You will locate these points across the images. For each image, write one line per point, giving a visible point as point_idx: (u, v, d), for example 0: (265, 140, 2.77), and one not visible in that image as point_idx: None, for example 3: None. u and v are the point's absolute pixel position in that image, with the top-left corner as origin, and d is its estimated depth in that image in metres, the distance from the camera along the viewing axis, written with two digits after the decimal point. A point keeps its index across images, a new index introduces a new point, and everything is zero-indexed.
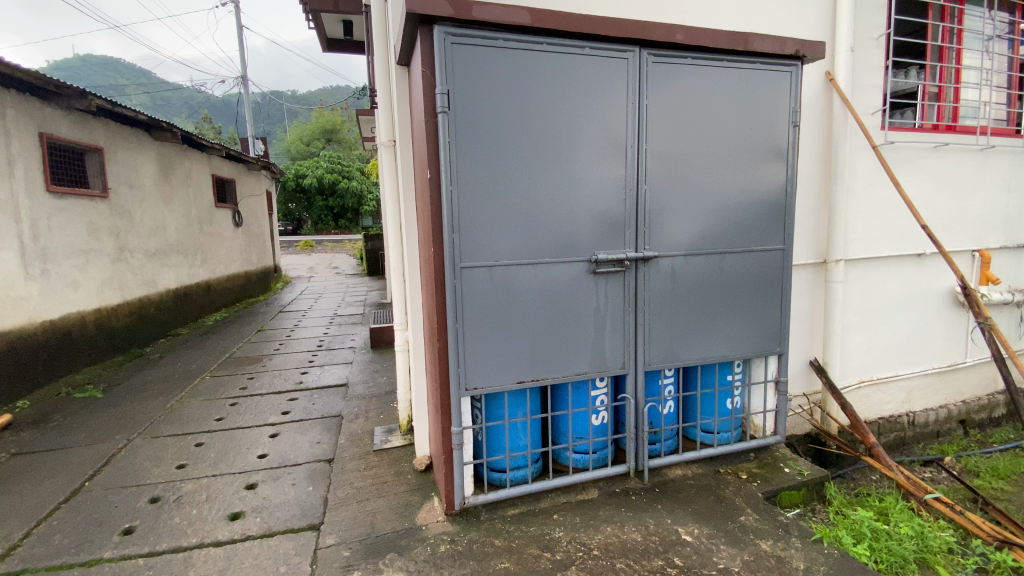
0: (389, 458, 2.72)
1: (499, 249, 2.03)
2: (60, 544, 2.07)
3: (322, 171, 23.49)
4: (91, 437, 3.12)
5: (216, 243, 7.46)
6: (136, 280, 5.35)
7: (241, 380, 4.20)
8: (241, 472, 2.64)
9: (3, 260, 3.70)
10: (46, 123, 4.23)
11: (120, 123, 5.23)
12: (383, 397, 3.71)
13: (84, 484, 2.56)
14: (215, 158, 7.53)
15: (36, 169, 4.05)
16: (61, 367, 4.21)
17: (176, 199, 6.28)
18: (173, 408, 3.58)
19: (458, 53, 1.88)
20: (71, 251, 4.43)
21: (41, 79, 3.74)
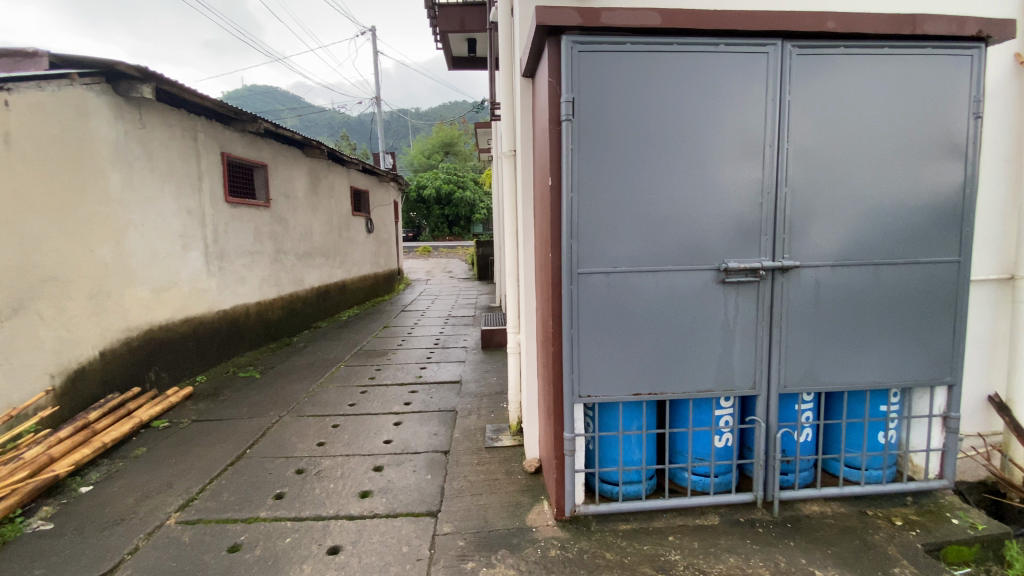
0: (500, 457, 2.79)
1: (619, 255, 1.99)
2: (227, 500, 2.43)
3: (441, 182, 25.06)
4: (251, 411, 3.63)
5: (352, 247, 8.32)
6: (288, 278, 6.15)
7: (370, 370, 4.62)
8: (370, 454, 2.89)
9: (193, 259, 4.48)
10: (227, 144, 5.03)
11: (282, 143, 6.06)
12: (493, 396, 3.83)
13: (246, 451, 2.99)
14: (353, 171, 8.40)
15: (218, 183, 4.84)
16: (230, 349, 4.96)
17: (322, 208, 7.12)
18: (315, 392, 4.04)
19: (584, 60, 1.89)
20: (242, 252, 5.21)
21: (224, 106, 4.46)
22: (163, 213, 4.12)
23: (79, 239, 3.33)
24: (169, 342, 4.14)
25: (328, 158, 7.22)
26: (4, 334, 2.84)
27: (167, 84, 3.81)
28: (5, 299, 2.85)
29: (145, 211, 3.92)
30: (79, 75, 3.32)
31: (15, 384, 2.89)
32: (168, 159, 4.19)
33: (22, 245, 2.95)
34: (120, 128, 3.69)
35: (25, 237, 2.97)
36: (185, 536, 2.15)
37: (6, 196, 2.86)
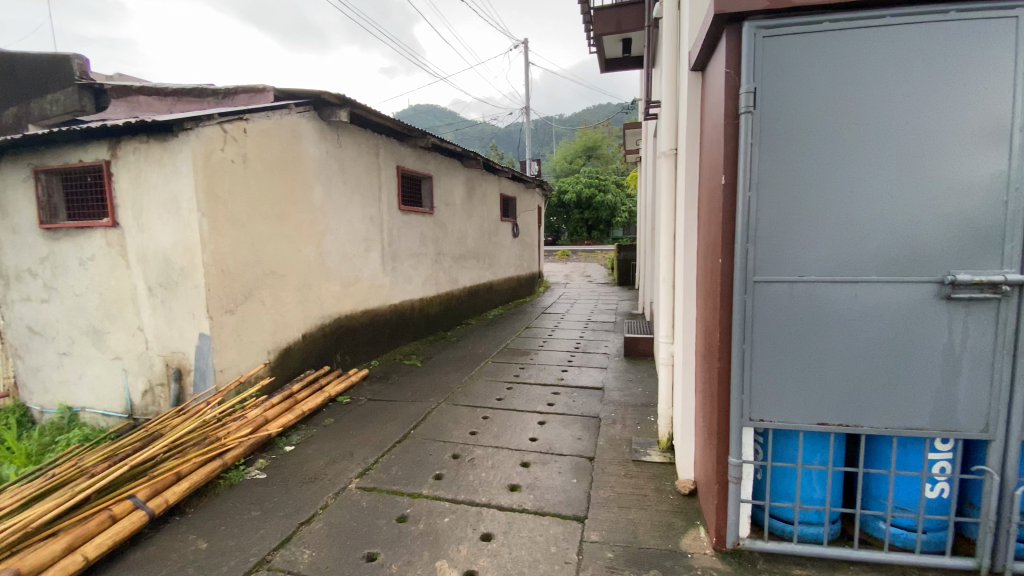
0: (649, 472, 2.67)
1: (806, 262, 1.76)
2: (395, 474, 2.71)
3: (582, 186, 25.01)
4: (413, 396, 4.02)
5: (500, 251, 8.73)
6: (445, 278, 6.68)
7: (514, 368, 4.79)
8: (517, 450, 2.99)
9: (372, 259, 5.11)
10: (402, 158, 5.64)
11: (445, 155, 6.62)
12: (639, 407, 3.69)
13: (410, 431, 3.31)
14: (504, 178, 8.82)
15: (393, 193, 5.45)
16: (396, 340, 5.56)
17: (475, 213, 7.60)
18: (466, 384, 4.32)
19: (769, 47, 1.71)
20: (409, 253, 5.80)
21: (400, 124, 5.01)
22: (351, 219, 4.77)
23: (292, 240, 4.03)
24: (350, 330, 4.78)
25: (483, 167, 7.68)
26: (240, 315, 3.54)
27: (359, 108, 4.40)
28: (240, 288, 3.56)
29: (338, 217, 4.58)
30: (296, 105, 4.01)
31: (245, 357, 3.60)
32: (357, 172, 4.85)
33: (253, 245, 3.65)
34: (322, 147, 4.36)
35: (254, 239, 3.66)
36: (363, 501, 2.45)
37: (244, 205, 3.57)
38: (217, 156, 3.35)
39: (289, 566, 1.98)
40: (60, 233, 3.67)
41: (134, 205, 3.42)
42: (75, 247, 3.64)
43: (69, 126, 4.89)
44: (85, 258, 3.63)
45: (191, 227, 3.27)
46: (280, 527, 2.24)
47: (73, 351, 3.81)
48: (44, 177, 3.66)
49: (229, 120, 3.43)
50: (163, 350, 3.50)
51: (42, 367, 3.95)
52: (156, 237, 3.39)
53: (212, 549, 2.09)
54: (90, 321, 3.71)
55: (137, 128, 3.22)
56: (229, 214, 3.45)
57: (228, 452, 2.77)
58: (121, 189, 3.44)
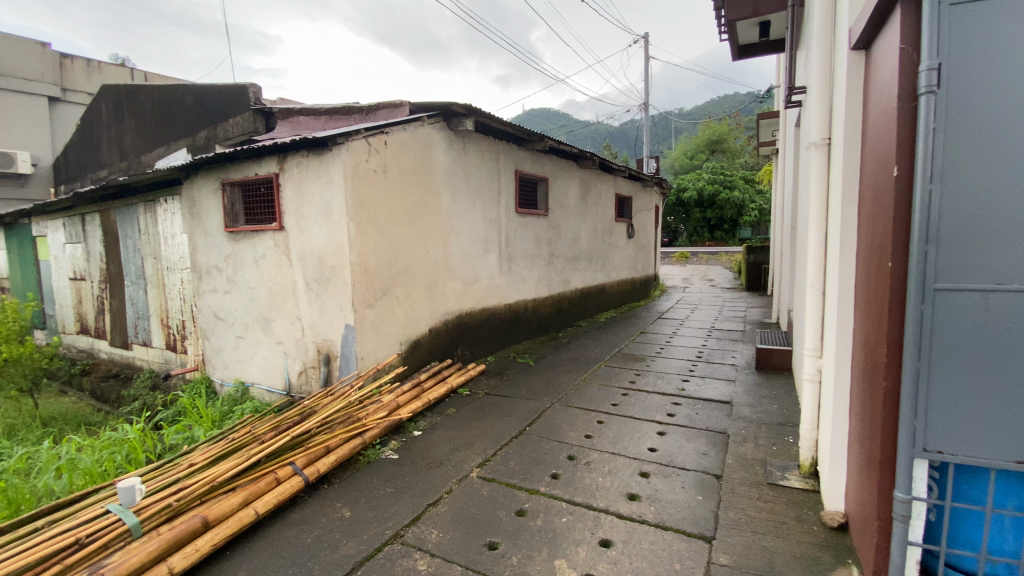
0: (787, 498, 2.42)
1: (1006, 268, 1.46)
2: (514, 468, 2.79)
3: (704, 183, 23.46)
4: (528, 394, 4.10)
5: (614, 252, 8.54)
6: (558, 279, 6.71)
7: (630, 374, 4.65)
8: (635, 458, 2.90)
9: (491, 260, 5.32)
10: (520, 162, 5.79)
11: (561, 157, 6.65)
12: (773, 426, 3.36)
13: (525, 428, 3.38)
14: (620, 178, 8.61)
15: (511, 196, 5.61)
16: (510, 338, 5.72)
17: (590, 214, 7.52)
18: (580, 387, 4.29)
19: (959, 13, 1.45)
20: (524, 255, 5.93)
21: (520, 129, 5.13)
22: (473, 222, 5.01)
23: (422, 242, 4.34)
24: (470, 326, 5.03)
25: (599, 167, 7.57)
26: (377, 309, 3.91)
27: (483, 116, 4.59)
28: (378, 285, 3.92)
29: (463, 220, 4.84)
30: (428, 116, 4.32)
31: (381, 347, 3.96)
32: (480, 176, 5.08)
33: (390, 246, 4.01)
34: (450, 155, 4.63)
35: (391, 241, 4.02)
36: (484, 491, 2.55)
37: (383, 210, 3.94)
38: (362, 167, 3.73)
39: (420, 542, 2.13)
40: (240, 235, 4.36)
41: (296, 211, 3.94)
42: (250, 247, 4.30)
43: (245, 145, 5.79)
44: (258, 256, 4.27)
45: (340, 231, 3.68)
46: (411, 505, 2.43)
47: (247, 335, 4.50)
48: (230, 188, 4.37)
49: (373, 133, 3.80)
50: (316, 338, 3.99)
51: (223, 347, 4.73)
52: (313, 238, 3.87)
53: (355, 518, 2.33)
54: (260, 310, 4.35)
55: (300, 144, 3.70)
56: (372, 218, 3.83)
57: (368, 432, 3.07)
58: (287, 198, 3.99)
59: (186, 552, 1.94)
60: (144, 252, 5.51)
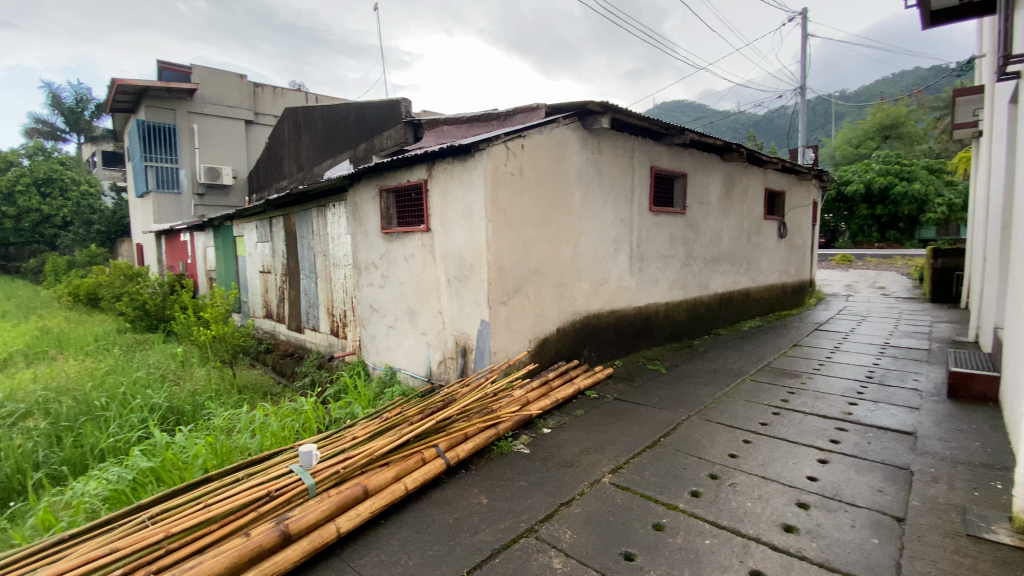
0: (997, 557, 1.97)
1: None
2: (649, 479, 2.68)
3: (875, 175, 20.18)
4: (662, 403, 3.91)
5: (761, 254, 7.76)
6: (696, 282, 6.30)
7: (782, 392, 4.18)
8: (791, 486, 2.60)
9: (624, 260, 5.18)
10: (657, 158, 5.54)
11: (702, 151, 6.22)
12: (976, 467, 2.76)
13: (660, 439, 3.23)
14: (770, 172, 7.78)
15: (646, 194, 5.40)
16: (642, 342, 5.53)
17: (733, 213, 6.92)
18: (722, 400, 3.97)
19: None
20: (659, 256, 5.67)
21: (658, 124, 4.90)
22: (606, 221, 4.93)
23: (554, 241, 4.39)
24: (599, 328, 4.96)
25: (745, 160, 6.93)
26: (510, 307, 4.04)
27: (620, 113, 4.47)
28: (512, 283, 4.05)
29: (594, 220, 4.79)
30: (564, 118, 4.34)
31: (513, 344, 4.09)
32: (615, 176, 4.98)
33: (524, 246, 4.12)
34: (584, 154, 4.61)
35: (525, 241, 4.13)
36: (618, 498, 2.49)
37: (518, 210, 4.05)
38: (500, 170, 3.88)
39: (555, 540, 2.15)
40: (393, 236, 4.81)
41: (441, 213, 4.23)
42: (401, 246, 4.74)
43: (397, 154, 6.39)
44: (407, 255, 4.68)
45: (479, 231, 3.87)
46: (545, 501, 2.47)
47: (396, 325, 4.98)
48: (386, 194, 4.86)
49: (511, 137, 3.93)
50: (454, 331, 4.26)
51: (376, 335, 5.29)
52: (455, 239, 4.12)
53: (492, 505, 2.44)
54: (407, 304, 4.77)
55: (445, 151, 3.95)
56: (508, 219, 3.97)
57: (502, 424, 3.18)
58: (433, 201, 4.30)
59: (350, 515, 2.13)
60: (315, 250, 6.39)
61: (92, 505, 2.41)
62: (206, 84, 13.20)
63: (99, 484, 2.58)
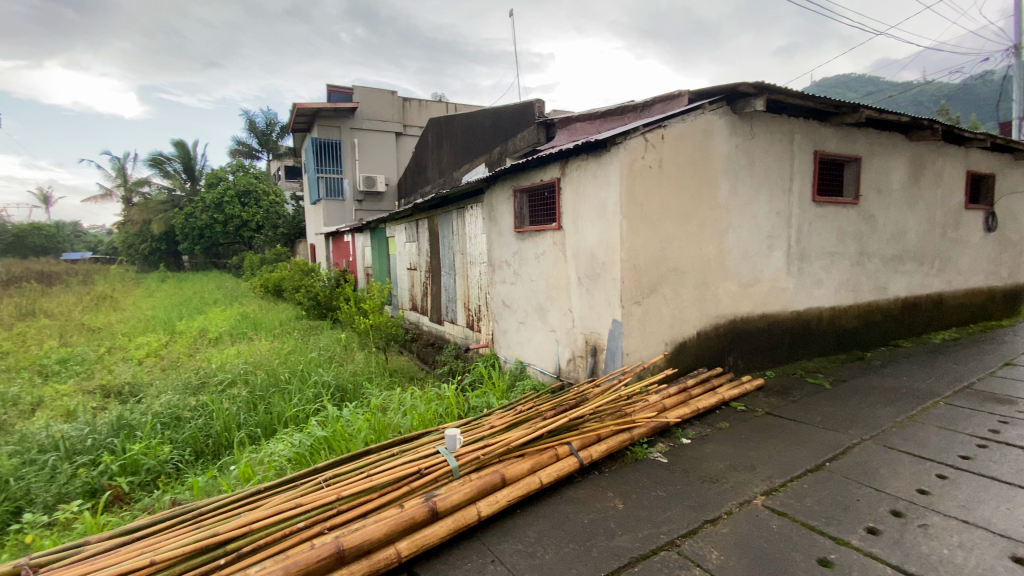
0: None
1: None
2: (812, 508, 2.35)
3: None
4: (825, 423, 3.42)
5: (959, 252, 6.40)
6: (869, 284, 5.41)
7: (992, 421, 3.39)
8: (1010, 539, 2.08)
9: (777, 258, 4.64)
10: (822, 141, 4.86)
11: (881, 130, 5.31)
12: None
13: (823, 463, 2.82)
14: (974, 151, 6.38)
15: (807, 183, 4.78)
16: (798, 352, 4.91)
17: (922, 202, 5.80)
18: (905, 425, 3.35)
19: None
20: (822, 253, 4.98)
21: (823, 102, 4.30)
22: (757, 215, 4.46)
23: (696, 237, 4.09)
24: (746, 333, 4.52)
25: (941, 138, 5.76)
26: (645, 307, 3.86)
27: (776, 93, 4.01)
28: (648, 282, 3.87)
29: (743, 214, 4.36)
30: (710, 103, 4.02)
31: (649, 346, 3.91)
32: (768, 165, 4.48)
33: (661, 243, 3.90)
34: (732, 142, 4.22)
35: (663, 237, 3.91)
36: (772, 523, 2.23)
37: (656, 205, 3.85)
38: (638, 164, 3.70)
39: (699, 558, 2.00)
40: (526, 235, 4.89)
41: (574, 211, 4.18)
42: (533, 245, 4.80)
43: (531, 154, 6.51)
44: (539, 253, 4.72)
45: (613, 228, 3.75)
46: (686, 516, 2.30)
47: (527, 322, 5.07)
48: (519, 194, 4.97)
49: (651, 129, 3.74)
50: (585, 330, 4.20)
51: (508, 330, 5.45)
52: (588, 236, 4.05)
53: (628, 512, 2.34)
54: (538, 301, 4.82)
55: (580, 147, 3.89)
56: (645, 215, 3.79)
57: (637, 429, 3.04)
58: (566, 199, 4.27)
59: (490, 501, 2.21)
60: (455, 249, 6.80)
61: (281, 463, 2.85)
62: (365, 103, 14.92)
63: (285, 446, 3.05)
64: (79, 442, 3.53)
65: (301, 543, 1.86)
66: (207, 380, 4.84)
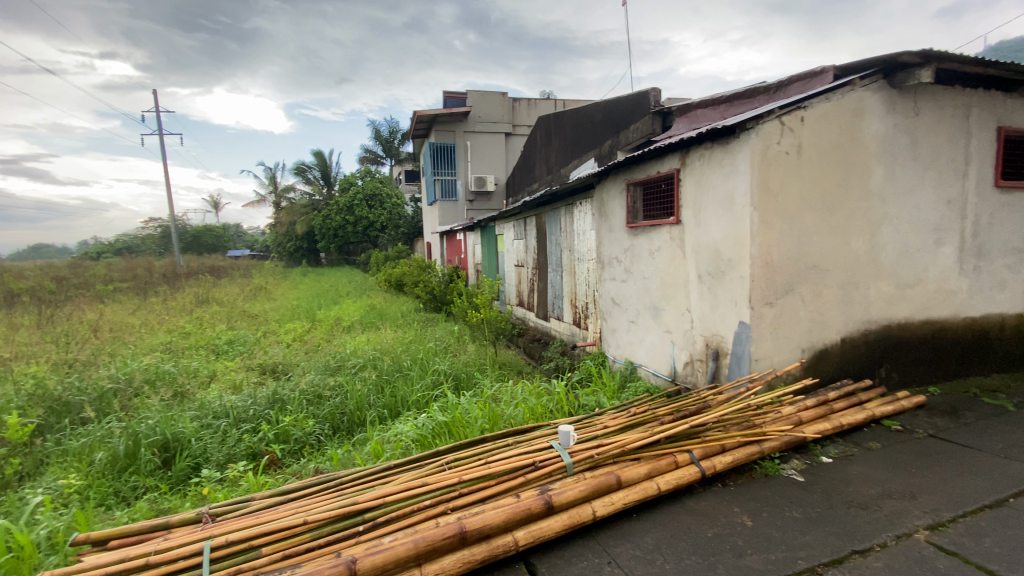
0: None
1: None
2: (993, 551, 1.97)
3: None
4: (1011, 452, 2.84)
5: None
6: None
7: None
8: None
9: (946, 255, 3.96)
10: (1009, 115, 4.04)
11: None
12: None
13: (1009, 499, 2.35)
14: None
15: (988, 165, 4.01)
16: (972, 366, 4.15)
17: None
18: None
19: None
20: (1008, 249, 4.14)
21: (1015, 66, 3.56)
22: (920, 204, 3.84)
23: (841, 232, 3.63)
24: (902, 341, 3.91)
25: None
26: (778, 308, 3.52)
27: (949, 60, 3.40)
28: (783, 281, 3.51)
29: (901, 204, 3.78)
30: (862, 78, 3.53)
31: (780, 351, 3.56)
32: (935, 145, 3.83)
33: (799, 238, 3.52)
34: (889, 122, 3.68)
35: (801, 231, 3.53)
36: (939, 563, 1.91)
37: (793, 196, 3.48)
38: (772, 151, 3.38)
39: None
40: (639, 230, 4.71)
41: (695, 204, 3.92)
42: (648, 240, 4.59)
43: (645, 147, 6.27)
44: (654, 249, 4.51)
45: (742, 222, 3.46)
46: (829, 543, 2.05)
47: (639, 320, 4.87)
48: (633, 188, 4.80)
49: (788, 111, 3.39)
50: (706, 331, 3.93)
51: (618, 329, 5.30)
52: (710, 230, 3.78)
53: (757, 531, 2.15)
54: (652, 300, 4.61)
55: (705, 136, 3.64)
56: (780, 207, 3.45)
57: (766, 442, 2.78)
58: (685, 191, 4.03)
59: (605, 502, 2.17)
60: (563, 245, 6.79)
61: (407, 443, 3.09)
62: (477, 106, 15.51)
63: (411, 427, 3.29)
64: (244, 411, 4.14)
65: (427, 520, 1.98)
66: (343, 363, 5.40)
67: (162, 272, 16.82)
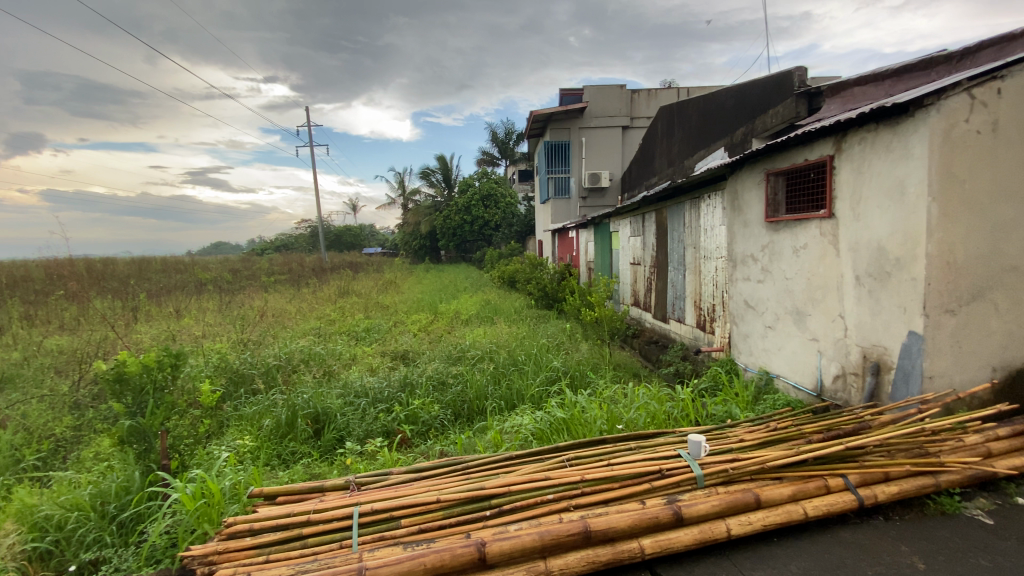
0: None
1: None
2: None
3: None
4: None
5: None
6: None
7: None
8: None
9: None
10: None
11: None
12: None
13: None
14: None
15: None
16: None
17: None
18: None
19: None
20: None
21: None
22: None
23: None
24: None
25: None
26: (962, 318, 2.98)
27: None
28: (969, 286, 2.97)
29: None
30: None
31: (962, 369, 3.00)
32: None
33: (989, 235, 2.98)
34: None
35: (993, 227, 2.98)
36: None
37: (983, 185, 2.94)
38: (957, 131, 2.86)
39: None
40: (780, 225, 4.25)
41: (853, 195, 3.44)
42: (791, 236, 4.11)
43: (785, 133, 5.67)
44: (798, 247, 4.02)
45: (916, 214, 2.96)
46: None
47: (777, 326, 4.39)
48: (773, 178, 4.36)
49: (979, 83, 2.86)
50: (863, 342, 3.42)
51: (751, 334, 4.84)
52: (872, 225, 3.28)
53: None
54: (794, 303, 4.12)
55: (868, 116, 3.17)
56: (965, 197, 2.91)
57: (943, 475, 2.35)
58: (840, 181, 3.55)
59: (742, 521, 2.00)
60: (687, 242, 6.42)
61: (526, 436, 3.15)
62: (594, 101, 15.29)
63: (529, 420, 3.35)
64: (379, 392, 4.55)
65: (551, 514, 2.00)
66: (463, 353, 5.70)
67: (311, 266, 19.21)
